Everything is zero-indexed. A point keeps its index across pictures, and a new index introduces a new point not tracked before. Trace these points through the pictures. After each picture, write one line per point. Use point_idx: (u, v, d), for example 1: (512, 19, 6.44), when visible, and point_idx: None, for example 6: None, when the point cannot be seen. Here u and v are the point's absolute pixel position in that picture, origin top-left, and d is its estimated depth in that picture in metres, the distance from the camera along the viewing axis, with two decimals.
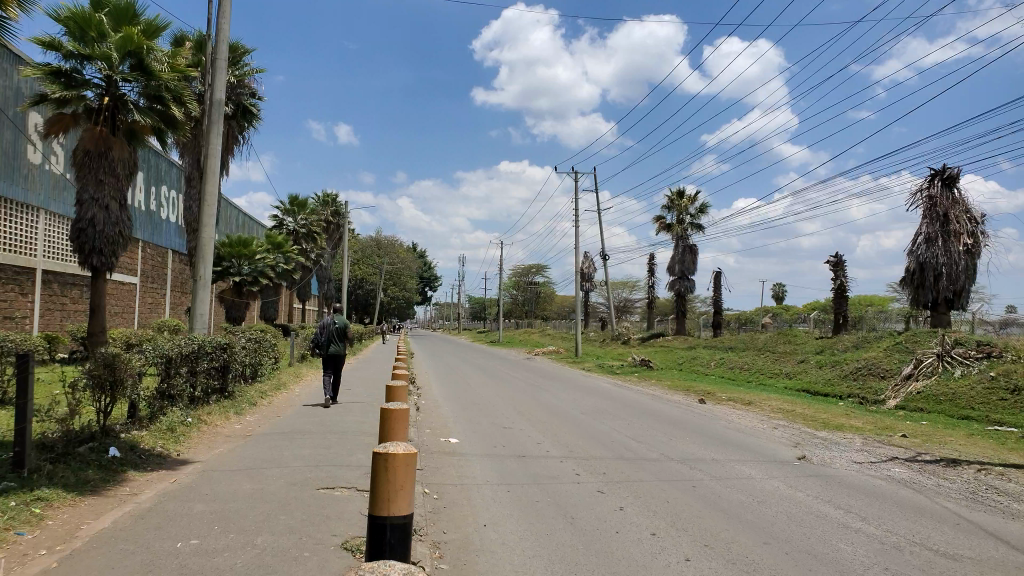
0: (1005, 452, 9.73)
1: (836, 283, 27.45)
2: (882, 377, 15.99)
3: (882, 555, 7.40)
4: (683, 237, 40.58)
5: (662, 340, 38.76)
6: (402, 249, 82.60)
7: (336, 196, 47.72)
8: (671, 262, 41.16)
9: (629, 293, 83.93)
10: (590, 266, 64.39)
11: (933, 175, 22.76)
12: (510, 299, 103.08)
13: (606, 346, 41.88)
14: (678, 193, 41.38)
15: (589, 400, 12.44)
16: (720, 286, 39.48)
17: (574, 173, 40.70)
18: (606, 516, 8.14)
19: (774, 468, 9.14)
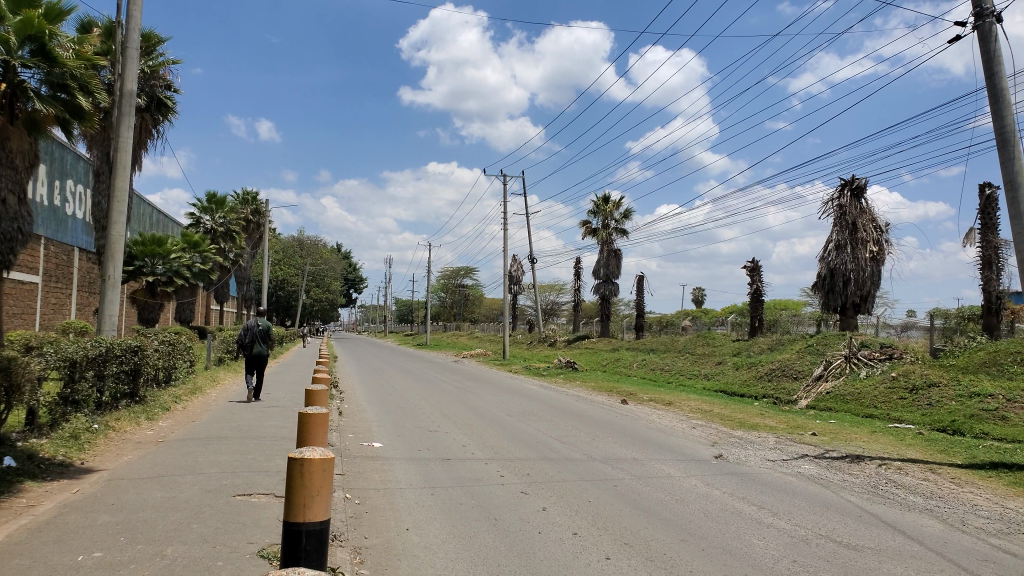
0: (903, 447, 10.36)
1: (752, 287, 28.53)
2: (795, 377, 16.73)
3: (792, 548, 7.73)
4: (608, 242, 41.30)
5: (588, 342, 39.35)
6: (327, 251, 81.01)
7: (256, 194, 46.34)
8: (598, 265, 41.84)
9: (558, 296, 85.23)
10: (520, 268, 64.83)
11: (843, 185, 24.00)
12: (440, 300, 102.59)
13: (534, 348, 42.18)
14: (604, 197, 42.12)
15: (514, 402, 12.54)
16: (643, 289, 40.35)
17: (503, 175, 40.85)
18: (529, 516, 8.21)
19: (691, 467, 9.42)
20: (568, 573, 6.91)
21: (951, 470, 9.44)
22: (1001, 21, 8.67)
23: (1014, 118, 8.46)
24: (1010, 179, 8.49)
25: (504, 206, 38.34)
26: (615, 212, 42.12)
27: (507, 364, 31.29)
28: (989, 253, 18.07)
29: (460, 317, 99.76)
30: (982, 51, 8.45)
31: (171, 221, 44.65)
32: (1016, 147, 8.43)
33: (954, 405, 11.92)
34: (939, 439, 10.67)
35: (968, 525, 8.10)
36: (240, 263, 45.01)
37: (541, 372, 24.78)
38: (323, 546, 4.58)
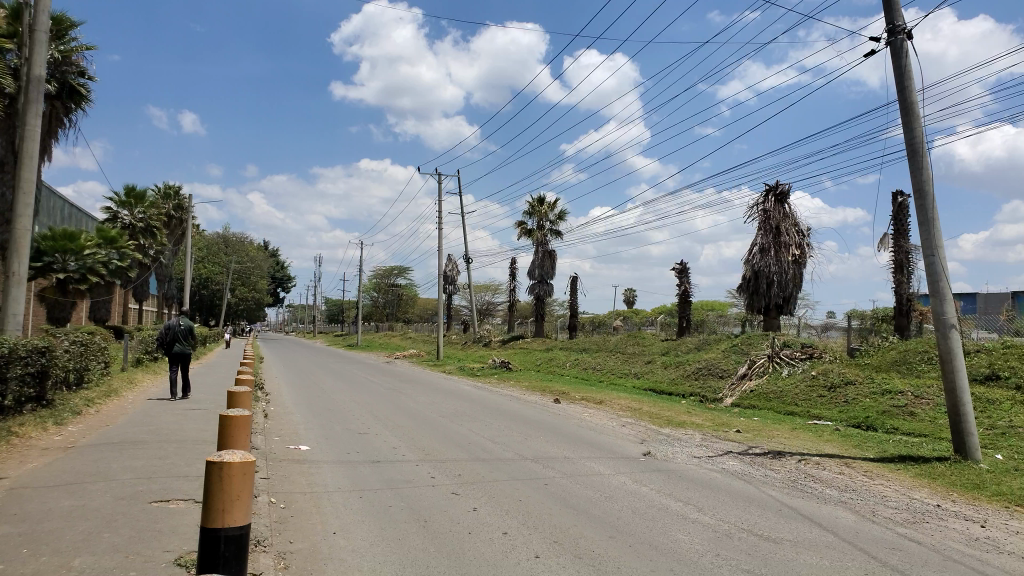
0: (821, 443, 10.80)
1: (681, 288, 29.24)
2: (720, 376, 17.25)
3: (715, 543, 7.96)
4: (542, 243, 41.63)
5: (523, 342, 39.57)
6: (253, 249, 78.80)
7: (178, 188, 44.68)
8: (532, 266, 42.08)
9: (493, 296, 85.35)
10: (454, 268, 64.64)
11: (767, 190, 24.87)
12: (373, 300, 100.94)
13: (469, 348, 42.09)
14: (539, 198, 42.40)
15: (447, 402, 12.50)
16: (576, 290, 40.82)
17: (438, 173, 40.61)
18: (459, 517, 8.18)
19: (620, 464, 9.57)
20: (498, 573, 6.90)
21: (864, 464, 9.91)
22: (912, 37, 9.10)
23: (923, 130, 8.91)
24: (919, 187, 8.95)
25: (439, 205, 38.03)
26: (550, 213, 42.46)
27: (440, 364, 31.11)
28: (900, 257, 19.04)
29: (391, 317, 98.56)
30: (895, 66, 8.85)
31: (84, 216, 42.48)
32: (925, 158, 8.90)
33: (869, 401, 12.52)
34: (855, 434, 11.18)
35: (878, 516, 8.52)
36: (158, 260, 43.36)
37: (474, 372, 24.72)
38: (243, 553, 4.50)
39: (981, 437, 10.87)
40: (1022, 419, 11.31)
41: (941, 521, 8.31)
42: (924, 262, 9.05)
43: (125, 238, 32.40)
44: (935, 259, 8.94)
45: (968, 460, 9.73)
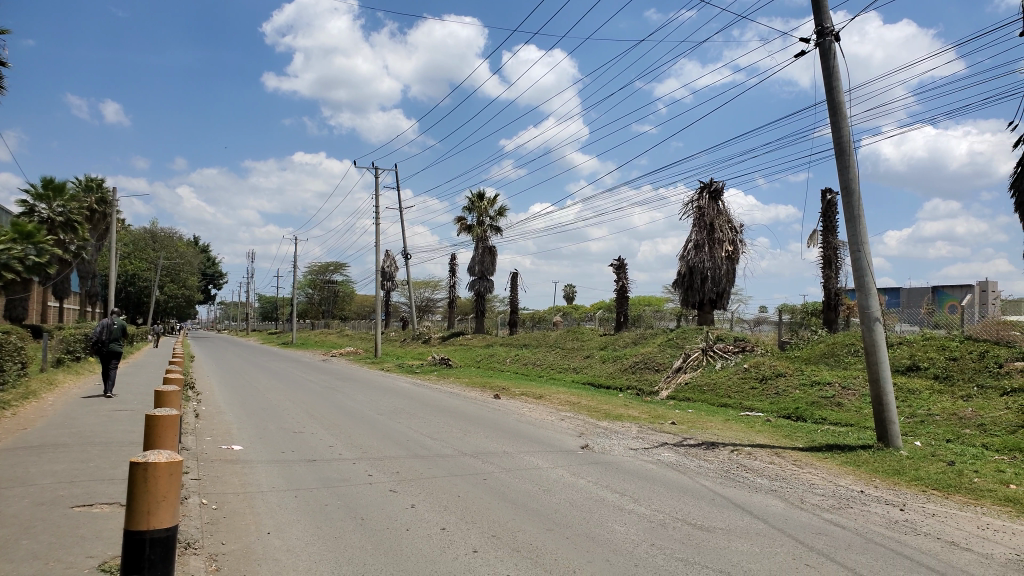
0: (753, 434, 11.13)
1: (618, 284, 29.66)
2: (656, 369, 17.61)
3: (650, 533, 8.11)
4: (482, 238, 41.61)
5: (462, 339, 39.48)
6: (183, 244, 76.53)
7: (102, 180, 43.22)
8: (473, 261, 42.01)
9: (433, 292, 84.90)
10: (393, 263, 64.02)
11: (702, 188, 25.39)
12: (306, 298, 98.69)
13: (407, 346, 41.72)
14: (479, 194, 42.30)
15: (386, 399, 12.47)
16: (516, 286, 40.93)
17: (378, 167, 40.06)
18: (397, 514, 8.14)
19: (559, 458, 9.70)
20: (436, 569, 6.86)
21: (793, 453, 10.26)
22: (837, 41, 9.37)
23: (850, 130, 9.06)
24: (845, 185, 9.08)
25: (378, 199, 37.45)
26: (490, 209, 42.45)
27: (378, 361, 30.80)
28: (828, 253, 19.69)
29: (325, 314, 96.64)
30: (823, 67, 9.04)
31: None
32: (851, 157, 9.02)
33: (798, 393, 12.95)
34: (785, 425, 11.55)
35: (806, 502, 8.81)
36: (79, 255, 41.80)
37: (414, 369, 24.58)
38: (170, 555, 4.34)
39: (902, 425, 11.39)
40: (938, 407, 11.91)
41: (864, 505, 8.66)
42: (850, 257, 9.21)
43: (44, 233, 31.12)
44: (861, 257, 9.06)
45: (890, 447, 10.16)
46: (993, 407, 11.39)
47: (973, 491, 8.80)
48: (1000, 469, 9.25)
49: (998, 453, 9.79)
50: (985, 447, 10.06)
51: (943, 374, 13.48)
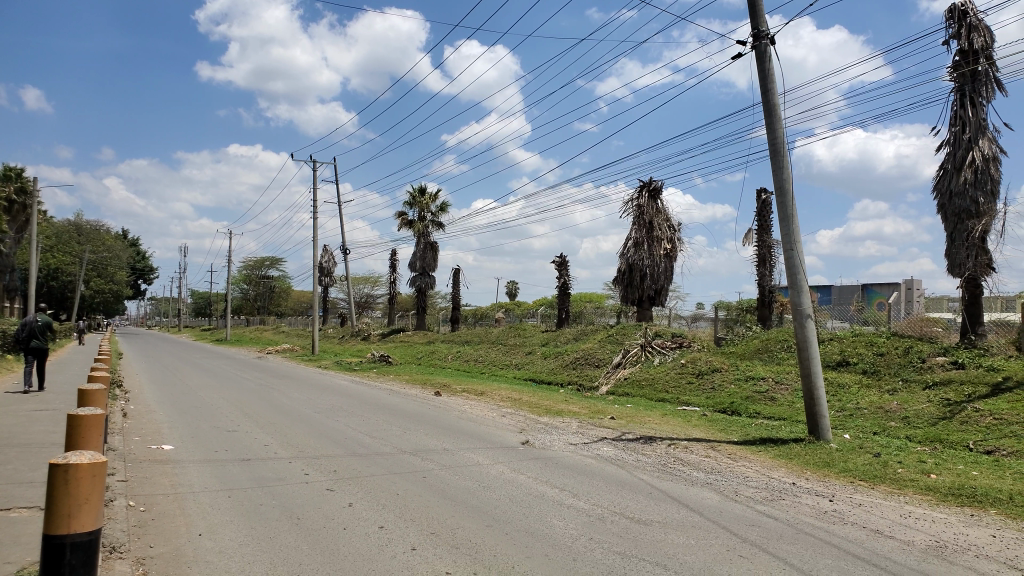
0: (689, 428, 11.37)
1: (560, 281, 29.88)
2: (596, 365, 17.83)
3: (588, 527, 8.17)
4: (424, 234, 41.38)
5: (403, 336, 39.19)
6: (112, 238, 73.69)
7: (22, 170, 41.38)
8: (414, 257, 41.74)
9: (373, 288, 84.05)
10: (331, 259, 63.01)
11: (641, 186, 25.76)
12: (242, 293, 96.33)
13: (346, 343, 41.17)
14: (421, 189, 42.03)
15: (323, 398, 12.36)
16: (458, 283, 40.80)
17: (314, 160, 39.24)
18: (334, 513, 8.03)
19: (499, 454, 9.75)
20: (372, 568, 6.74)
21: (728, 447, 10.51)
22: (771, 46, 9.57)
23: (784, 132, 9.19)
24: (779, 185, 9.20)
25: (315, 192, 36.76)
26: (431, 205, 42.20)
27: (316, 359, 30.30)
28: (763, 251, 20.20)
29: (263, 310, 94.59)
30: (759, 70, 9.19)
31: None
32: (786, 158, 9.17)
33: (733, 387, 13.31)
34: (720, 419, 11.83)
35: (740, 495, 9.01)
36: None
37: (352, 367, 24.27)
38: (92, 559, 4.20)
39: (832, 419, 11.80)
40: (866, 401, 12.39)
41: (795, 497, 8.92)
42: (783, 255, 9.38)
43: None
44: (794, 255, 9.25)
45: (819, 440, 10.52)
46: (916, 400, 11.90)
47: (897, 482, 9.16)
48: (922, 460, 9.67)
49: (920, 444, 10.24)
50: (908, 439, 10.50)
51: (870, 369, 14.00)
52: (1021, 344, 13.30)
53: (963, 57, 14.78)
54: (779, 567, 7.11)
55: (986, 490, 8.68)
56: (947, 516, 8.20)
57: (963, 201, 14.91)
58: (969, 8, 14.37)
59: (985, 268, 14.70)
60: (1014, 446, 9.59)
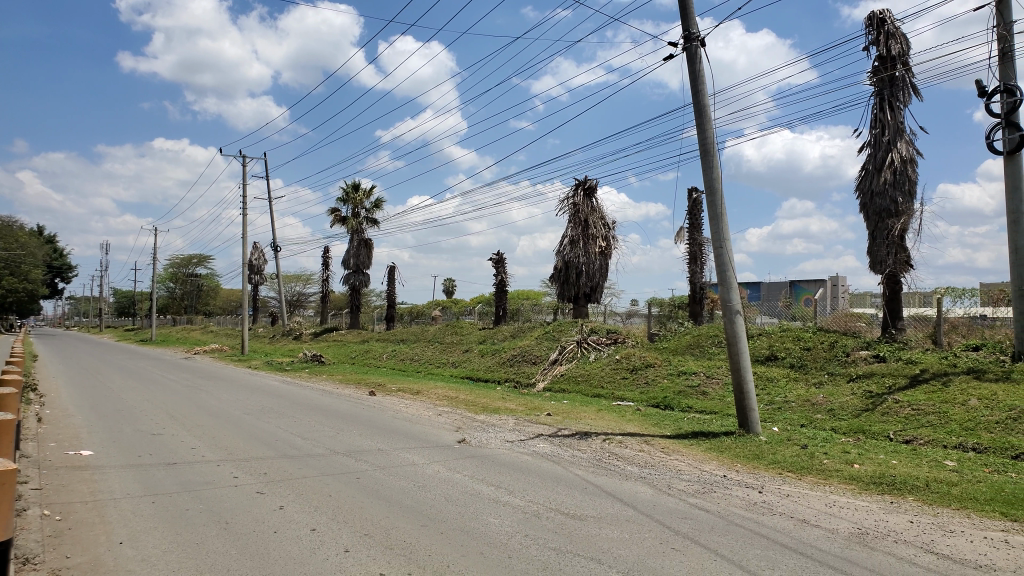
0: (624, 423, 11.54)
1: (497, 279, 29.92)
2: (533, 362, 17.93)
3: (523, 524, 8.12)
4: (357, 231, 40.90)
5: (337, 336, 38.56)
6: (25, 235, 70.19)
7: None
8: (347, 254, 41.17)
9: (304, 287, 82.19)
10: (262, 258, 61.59)
11: (577, 185, 26.06)
12: (168, 292, 92.76)
13: (276, 343, 40.19)
14: (354, 185, 41.47)
15: (252, 399, 12.19)
16: (392, 281, 40.26)
17: (242, 154, 38.22)
18: (264, 516, 7.84)
19: (435, 453, 9.77)
20: (302, 571, 6.55)
21: (662, 440, 10.72)
22: (702, 48, 9.77)
23: (713, 132, 9.38)
24: (709, 184, 9.37)
25: (245, 188, 35.78)
26: (366, 201, 41.71)
27: (245, 360, 29.43)
28: (694, 250, 20.65)
29: (188, 309, 91.40)
30: (690, 71, 9.35)
31: None
32: (715, 158, 9.35)
33: (667, 382, 13.60)
34: (654, 414, 12.05)
35: (673, 488, 9.14)
36: None
37: (284, 367, 23.72)
38: None
39: (761, 412, 12.14)
40: (794, 395, 12.79)
41: (726, 489, 9.11)
42: (712, 253, 9.56)
43: None
44: (723, 253, 9.45)
45: (750, 434, 10.80)
46: (841, 393, 12.36)
47: (822, 472, 9.47)
48: (846, 450, 10.04)
49: (844, 435, 10.63)
50: (833, 431, 10.88)
51: (798, 363, 14.45)
52: (936, 338, 13.98)
53: (882, 63, 15.37)
54: (711, 559, 7.23)
55: (904, 478, 9.06)
56: (869, 504, 8.52)
57: (883, 201, 15.49)
58: (887, 15, 14.96)
59: (905, 266, 15.41)
60: (930, 436, 10.10)
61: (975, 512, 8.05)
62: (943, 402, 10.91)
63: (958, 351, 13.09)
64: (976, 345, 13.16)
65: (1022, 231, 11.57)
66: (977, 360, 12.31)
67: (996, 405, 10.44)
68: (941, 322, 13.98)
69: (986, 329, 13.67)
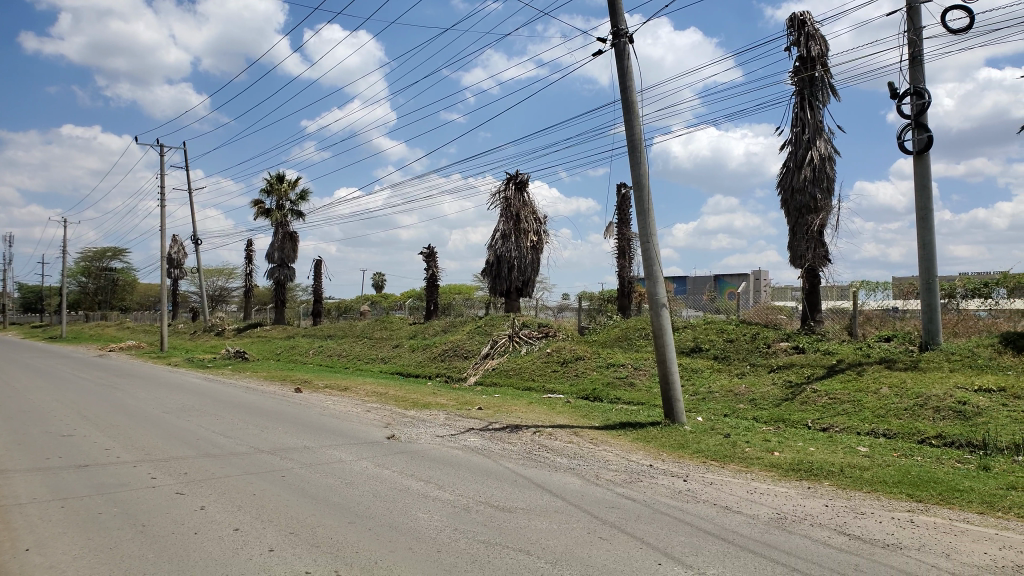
0: (554, 415, 11.75)
1: (429, 273, 29.77)
2: (464, 356, 17.97)
3: (453, 518, 7.99)
4: (282, 224, 39.97)
5: (260, 332, 37.61)
6: None
7: None
8: (271, 248, 40.15)
9: (227, 281, 79.33)
10: (182, 252, 59.43)
11: (508, 179, 26.18)
12: (77, 288, 87.89)
13: (196, 341, 38.71)
14: (279, 176, 40.52)
15: (170, 399, 11.88)
16: (318, 275, 39.45)
17: (159, 143, 36.63)
18: (183, 518, 7.57)
19: (363, 450, 9.74)
20: (222, 572, 6.29)
21: (590, 432, 10.93)
22: (631, 44, 9.87)
23: (641, 128, 9.50)
24: (637, 180, 9.51)
25: (163, 179, 34.45)
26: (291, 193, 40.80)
27: (165, 357, 28.24)
28: (623, 244, 21.01)
29: (103, 305, 87.20)
30: (618, 68, 9.44)
31: None
32: (642, 154, 9.48)
33: (596, 374, 13.89)
34: (583, 405, 12.29)
35: (601, 478, 9.27)
36: None
37: (206, 365, 22.92)
38: None
39: (686, 403, 12.50)
40: (717, 385, 13.22)
41: (652, 478, 9.30)
42: (640, 248, 9.70)
43: None
44: (650, 248, 9.61)
45: (675, 424, 11.11)
46: (762, 383, 12.85)
47: (744, 460, 9.80)
48: (766, 439, 10.40)
49: (765, 424, 11.02)
50: (754, 419, 11.30)
51: (721, 354, 14.93)
52: (852, 329, 14.67)
53: (802, 63, 15.89)
54: (637, 546, 7.27)
55: (820, 463, 9.46)
56: (788, 489, 8.86)
57: (803, 197, 16.05)
58: (808, 17, 15.46)
59: (822, 260, 16.01)
60: (845, 424, 10.59)
61: (884, 495, 8.47)
62: (857, 391, 11.45)
63: (872, 343, 13.74)
64: (888, 336, 13.83)
65: (929, 227, 12.17)
66: (888, 351, 13.00)
67: (905, 392, 11.03)
68: (857, 314, 14.66)
69: (897, 321, 14.42)
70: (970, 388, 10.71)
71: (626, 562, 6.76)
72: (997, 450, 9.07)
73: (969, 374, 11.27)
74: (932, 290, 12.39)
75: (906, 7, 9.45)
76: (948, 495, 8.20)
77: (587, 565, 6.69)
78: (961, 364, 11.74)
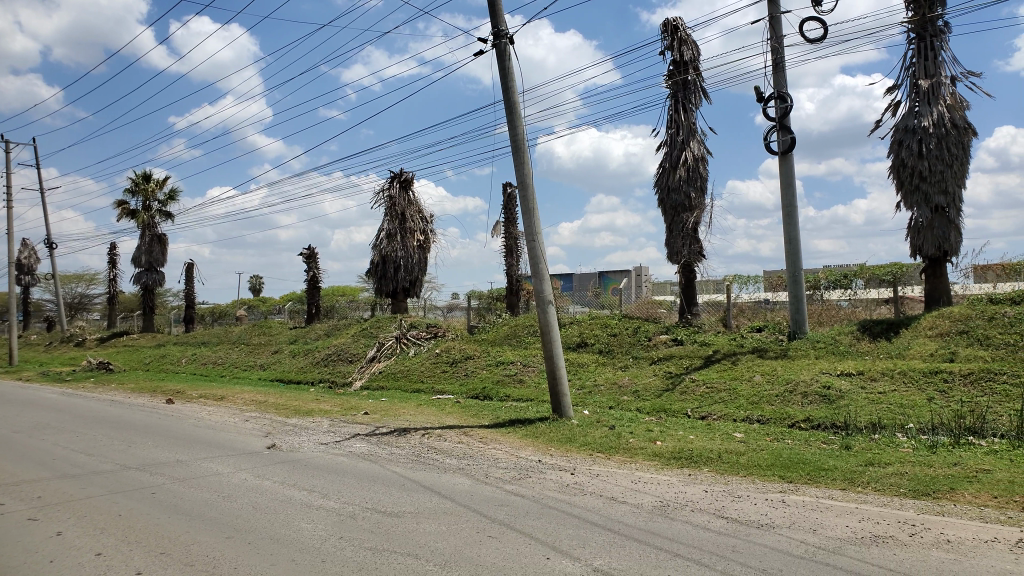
0: (444, 416, 11.75)
1: (310, 274, 28.90)
2: (349, 360, 17.62)
3: (338, 526, 7.73)
4: (150, 225, 37.76)
5: (127, 342, 35.24)
6: None
7: None
8: (138, 251, 37.88)
9: (88, 288, 73.89)
10: (32, 258, 54.79)
11: (392, 178, 25.96)
12: None
13: (53, 353, 35.62)
14: (145, 174, 38.18)
15: (20, 417, 10.97)
16: (189, 278, 37.42)
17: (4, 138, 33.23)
18: (37, 545, 6.96)
19: (243, 461, 9.36)
20: None
21: (479, 431, 10.99)
22: (512, 45, 9.95)
23: (524, 128, 9.62)
24: (521, 179, 9.60)
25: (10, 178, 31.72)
26: (158, 193, 38.60)
27: (17, 373, 25.65)
28: (510, 243, 21.22)
29: None
30: (500, 67, 9.48)
31: None
32: (525, 154, 9.59)
33: (485, 372, 14.00)
34: (472, 404, 12.34)
35: (490, 477, 9.29)
36: None
37: (65, 379, 21.10)
38: None
39: (573, 397, 12.80)
40: (602, 378, 13.64)
41: (540, 473, 9.41)
42: (525, 247, 9.80)
43: None
44: (535, 246, 9.74)
45: (562, 418, 11.33)
46: (644, 374, 13.36)
47: (629, 451, 10.11)
48: (649, 429, 10.78)
49: (648, 415, 11.44)
50: (638, 411, 11.70)
51: (606, 348, 15.38)
52: (727, 321, 15.55)
53: (677, 67, 16.58)
54: (525, 543, 7.30)
55: (698, 451, 9.89)
56: (670, 478, 9.19)
57: (679, 196, 16.74)
58: (681, 24, 16.17)
59: (698, 256, 16.81)
60: (722, 412, 11.14)
61: (758, 478, 8.95)
62: (732, 380, 12.10)
63: (745, 333, 14.53)
64: (760, 326, 14.69)
65: (794, 223, 12.99)
66: (760, 340, 13.84)
67: (775, 379, 11.76)
68: (731, 307, 15.58)
69: (768, 312, 15.45)
70: (833, 373, 11.54)
71: (515, 559, 6.79)
72: (857, 430, 9.81)
73: (832, 360, 12.14)
74: (798, 282, 13.25)
75: (768, 17, 10.03)
76: (815, 475, 8.75)
77: (475, 564, 6.67)
78: (825, 351, 12.65)
